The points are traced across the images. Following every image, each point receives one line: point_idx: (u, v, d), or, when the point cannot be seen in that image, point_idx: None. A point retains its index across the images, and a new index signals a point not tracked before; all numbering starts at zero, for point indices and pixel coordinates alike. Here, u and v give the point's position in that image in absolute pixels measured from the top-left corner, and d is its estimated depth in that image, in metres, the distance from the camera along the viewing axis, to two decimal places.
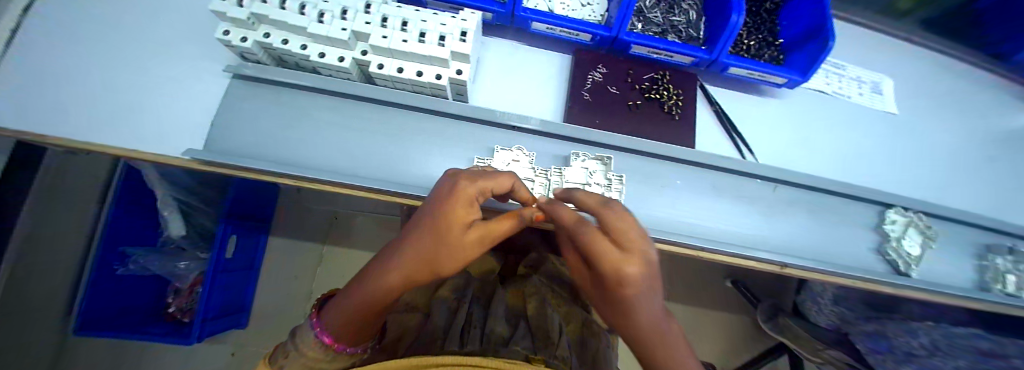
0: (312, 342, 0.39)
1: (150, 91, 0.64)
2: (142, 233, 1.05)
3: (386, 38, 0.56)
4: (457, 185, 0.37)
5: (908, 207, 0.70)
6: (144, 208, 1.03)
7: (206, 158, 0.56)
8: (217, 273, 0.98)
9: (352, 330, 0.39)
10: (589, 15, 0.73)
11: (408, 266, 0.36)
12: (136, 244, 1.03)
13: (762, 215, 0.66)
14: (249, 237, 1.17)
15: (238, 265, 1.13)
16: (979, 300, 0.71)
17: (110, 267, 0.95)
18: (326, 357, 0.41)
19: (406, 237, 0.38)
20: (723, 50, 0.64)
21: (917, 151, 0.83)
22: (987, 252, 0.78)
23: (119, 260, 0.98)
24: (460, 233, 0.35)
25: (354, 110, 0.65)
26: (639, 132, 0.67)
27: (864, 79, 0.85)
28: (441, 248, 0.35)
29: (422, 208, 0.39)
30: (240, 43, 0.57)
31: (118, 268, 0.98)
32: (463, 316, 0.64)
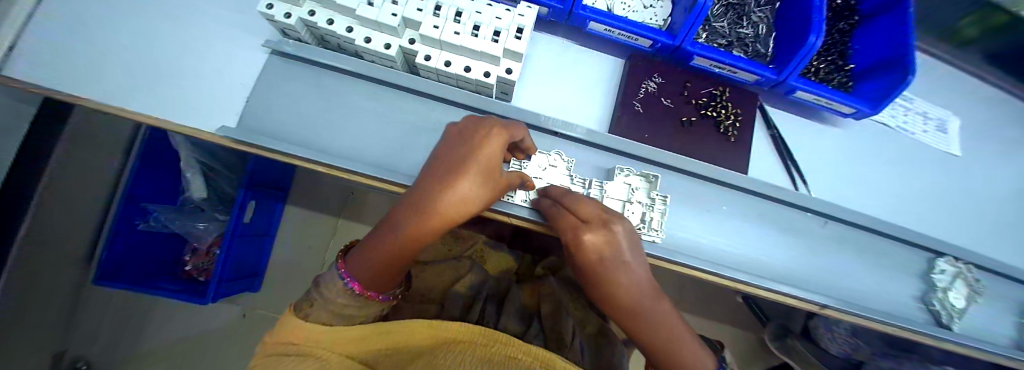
0: (340, 288, 0.43)
1: (188, 59, 0.62)
2: (160, 192, 1.06)
3: (438, 28, 0.53)
4: (490, 131, 0.42)
5: (959, 257, 0.66)
6: (162, 169, 1.05)
7: (238, 137, 0.55)
8: (235, 239, 1.00)
9: (381, 277, 0.44)
10: (650, 18, 0.68)
11: (449, 206, 0.39)
12: (156, 201, 1.04)
13: (808, 252, 0.63)
14: (267, 204, 1.17)
15: (254, 231, 1.13)
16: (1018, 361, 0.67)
17: (130, 222, 0.98)
18: (353, 303, 0.44)
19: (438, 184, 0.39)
20: (791, 72, 0.59)
21: (975, 196, 0.78)
22: None
23: (139, 215, 1.00)
24: (495, 165, 0.41)
25: (391, 99, 0.63)
26: (689, 152, 0.63)
27: (929, 115, 0.79)
28: (480, 187, 0.40)
29: (456, 152, 0.41)
30: (283, 18, 0.54)
31: (139, 223, 1.00)
32: (478, 312, 0.64)
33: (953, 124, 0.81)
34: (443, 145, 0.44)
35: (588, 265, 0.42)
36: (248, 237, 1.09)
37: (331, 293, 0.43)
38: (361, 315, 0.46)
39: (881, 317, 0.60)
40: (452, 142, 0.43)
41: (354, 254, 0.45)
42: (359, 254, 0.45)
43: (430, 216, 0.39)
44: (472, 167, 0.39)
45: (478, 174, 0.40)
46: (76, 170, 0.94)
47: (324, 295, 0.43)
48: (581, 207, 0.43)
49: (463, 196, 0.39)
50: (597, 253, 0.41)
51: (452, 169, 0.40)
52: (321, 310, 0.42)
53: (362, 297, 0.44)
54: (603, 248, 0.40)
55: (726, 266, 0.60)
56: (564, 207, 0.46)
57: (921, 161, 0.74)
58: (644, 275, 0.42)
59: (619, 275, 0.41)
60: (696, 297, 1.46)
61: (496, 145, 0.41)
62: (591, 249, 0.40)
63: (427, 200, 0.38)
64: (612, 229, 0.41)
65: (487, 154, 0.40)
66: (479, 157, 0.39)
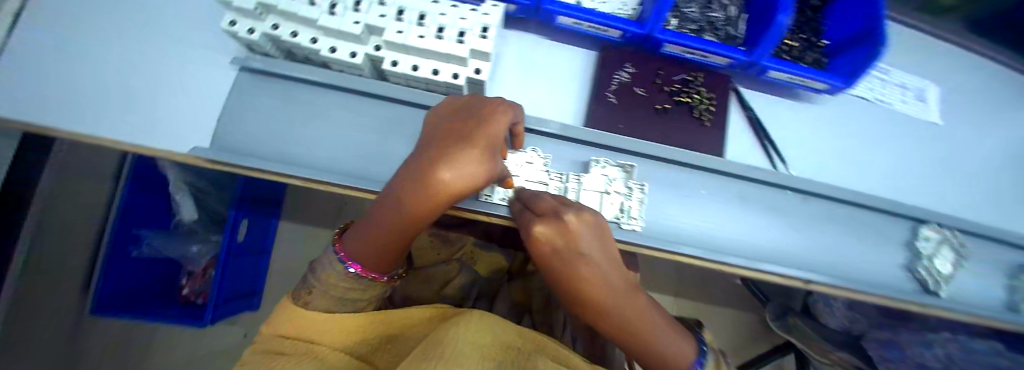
0: (340, 272, 0.42)
1: (159, 81, 0.62)
2: (153, 216, 1.04)
3: (402, 33, 0.53)
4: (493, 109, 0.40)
5: (943, 224, 0.66)
6: (154, 192, 1.03)
7: (211, 158, 0.54)
8: (230, 257, 0.99)
9: (379, 257, 0.42)
10: (619, 8, 0.67)
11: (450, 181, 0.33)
12: (149, 226, 1.03)
13: (791, 229, 0.63)
14: (261, 222, 1.17)
15: (250, 248, 1.13)
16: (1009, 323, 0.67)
17: (123, 250, 0.97)
18: (357, 285, 0.43)
19: (438, 157, 0.35)
20: (762, 52, 0.59)
21: (958, 162, 0.78)
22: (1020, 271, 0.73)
23: (132, 244, 0.99)
24: (495, 139, 0.39)
25: (364, 108, 0.62)
26: (666, 139, 0.63)
27: (908, 86, 0.78)
28: (484, 161, 0.36)
29: (457, 126, 0.39)
30: (246, 35, 0.53)
31: (133, 251, 0.99)
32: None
33: (931, 92, 0.81)
34: (447, 115, 0.42)
35: (540, 255, 0.41)
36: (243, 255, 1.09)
37: (329, 276, 0.42)
38: (365, 296, 0.46)
39: (867, 288, 0.61)
40: (454, 115, 0.41)
41: (352, 235, 0.43)
42: (357, 233, 0.42)
43: (429, 192, 0.34)
44: (478, 137, 0.36)
45: (482, 147, 0.36)
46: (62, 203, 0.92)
47: (322, 281, 0.42)
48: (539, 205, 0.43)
49: (464, 169, 0.34)
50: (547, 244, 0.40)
51: (456, 141, 0.36)
52: (320, 296, 0.42)
53: (364, 278, 0.43)
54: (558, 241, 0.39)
55: (709, 249, 0.60)
56: (528, 206, 0.46)
57: (902, 131, 0.74)
58: (614, 273, 0.41)
59: (581, 269, 0.39)
60: (694, 282, 1.45)
61: (499, 123, 0.40)
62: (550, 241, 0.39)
63: (425, 173, 0.34)
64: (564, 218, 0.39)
65: (489, 128, 0.38)
66: (484, 128, 0.37)
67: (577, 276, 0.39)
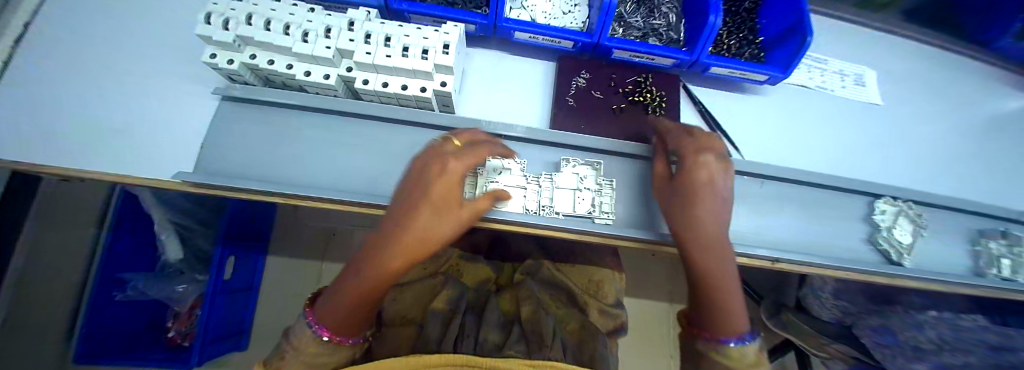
0: (310, 338, 0.38)
1: (144, 113, 0.65)
2: (137, 258, 1.02)
3: (369, 54, 0.57)
4: (445, 164, 0.42)
5: (896, 196, 0.70)
6: (139, 233, 1.01)
7: (193, 180, 0.56)
8: (217, 295, 0.98)
9: (354, 321, 0.39)
10: (571, 22, 0.74)
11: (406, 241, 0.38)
12: (134, 269, 1.00)
13: (753, 211, 0.66)
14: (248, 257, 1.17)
15: (239, 287, 1.12)
16: (977, 288, 0.70)
17: (107, 294, 0.93)
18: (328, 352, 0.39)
19: (398, 221, 0.39)
20: (701, 51, 0.65)
21: (905, 140, 0.83)
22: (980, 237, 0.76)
23: (117, 287, 0.95)
24: (451, 193, 0.41)
25: (338, 125, 0.66)
26: (625, 136, 0.68)
27: (845, 73, 0.85)
28: (437, 218, 0.40)
29: (414, 187, 0.42)
30: (226, 65, 0.58)
31: (116, 295, 0.95)
32: (457, 324, 0.60)
33: (871, 77, 0.87)
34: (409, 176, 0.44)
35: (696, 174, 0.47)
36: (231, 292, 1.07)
37: (302, 342, 0.38)
38: (333, 359, 0.40)
39: (830, 262, 0.63)
40: (414, 176, 0.43)
41: (323, 302, 0.38)
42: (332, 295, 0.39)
43: (394, 249, 0.38)
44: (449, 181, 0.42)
45: (435, 206, 0.40)
46: (50, 250, 0.88)
47: (295, 346, 0.38)
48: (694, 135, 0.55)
49: (423, 229, 0.39)
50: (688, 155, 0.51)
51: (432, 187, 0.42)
52: (294, 360, 0.37)
53: (334, 345, 0.39)
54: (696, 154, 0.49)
55: None
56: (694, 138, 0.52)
57: (846, 114, 0.79)
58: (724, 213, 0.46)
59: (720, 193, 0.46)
60: None
61: (451, 177, 0.42)
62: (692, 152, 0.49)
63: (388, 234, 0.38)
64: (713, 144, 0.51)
65: (441, 186, 0.41)
66: (437, 188, 0.41)
67: (712, 194, 0.46)
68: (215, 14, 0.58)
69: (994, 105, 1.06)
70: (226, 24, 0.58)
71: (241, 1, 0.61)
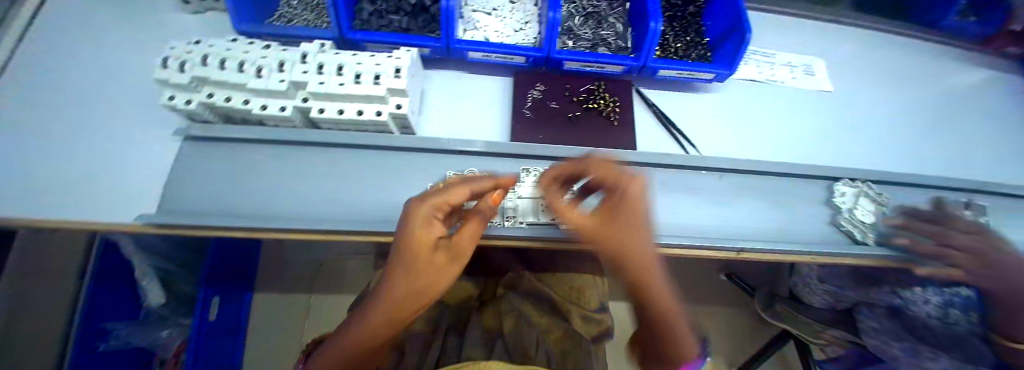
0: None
1: (110, 158, 0.65)
2: (124, 307, 0.90)
3: (323, 84, 0.59)
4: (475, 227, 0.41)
5: (854, 177, 0.72)
6: (121, 279, 0.89)
7: (158, 220, 0.55)
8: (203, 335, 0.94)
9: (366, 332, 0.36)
10: (523, 39, 0.77)
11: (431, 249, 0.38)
12: (120, 319, 0.88)
13: (714, 204, 0.67)
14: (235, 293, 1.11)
15: (225, 327, 1.05)
16: None
17: (89, 349, 0.81)
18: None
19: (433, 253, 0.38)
20: (647, 55, 0.68)
21: (859, 123, 0.86)
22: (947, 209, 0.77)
23: (99, 339, 0.83)
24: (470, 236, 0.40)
25: (296, 154, 0.65)
26: (582, 142, 0.69)
27: (794, 64, 0.88)
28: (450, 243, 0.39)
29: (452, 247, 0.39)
30: (184, 106, 0.59)
31: (100, 347, 0.83)
32: (440, 345, 0.66)
33: (819, 65, 0.91)
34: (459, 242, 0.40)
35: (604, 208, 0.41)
36: (218, 332, 1.01)
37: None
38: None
39: (798, 247, 0.63)
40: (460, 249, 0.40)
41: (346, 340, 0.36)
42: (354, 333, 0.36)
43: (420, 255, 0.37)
44: (405, 243, 0.36)
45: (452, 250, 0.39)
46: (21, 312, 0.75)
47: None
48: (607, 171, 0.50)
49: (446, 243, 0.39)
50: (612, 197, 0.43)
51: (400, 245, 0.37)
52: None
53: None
54: (627, 195, 0.41)
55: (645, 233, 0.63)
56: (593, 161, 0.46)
57: (799, 103, 0.82)
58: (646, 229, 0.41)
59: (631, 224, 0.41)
60: (681, 282, 1.39)
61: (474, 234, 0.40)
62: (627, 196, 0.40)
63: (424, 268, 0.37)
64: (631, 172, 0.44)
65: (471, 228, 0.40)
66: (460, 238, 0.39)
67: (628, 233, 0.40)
68: (173, 57, 0.60)
69: (945, 81, 1.10)
70: (182, 66, 0.59)
71: (198, 44, 0.63)
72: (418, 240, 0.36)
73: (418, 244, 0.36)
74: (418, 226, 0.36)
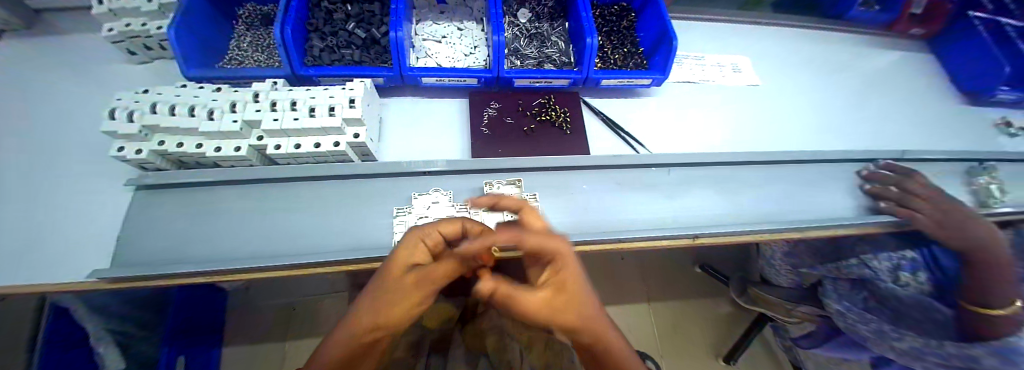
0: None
1: (57, 217, 0.62)
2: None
3: (277, 120, 0.60)
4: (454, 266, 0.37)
5: (788, 159, 0.79)
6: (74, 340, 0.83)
7: (112, 274, 0.53)
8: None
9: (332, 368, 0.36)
10: (473, 62, 0.82)
11: (398, 281, 0.36)
12: None
13: (666, 197, 0.71)
14: (198, 350, 1.04)
15: None
16: (890, 226, 0.76)
17: None
18: None
19: (394, 285, 0.36)
20: (588, 68, 0.74)
21: (787, 111, 0.95)
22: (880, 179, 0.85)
23: None
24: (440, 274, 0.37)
25: (257, 193, 0.65)
26: (538, 151, 0.73)
27: (724, 64, 0.97)
28: (417, 277, 0.36)
29: (422, 288, 0.36)
30: (134, 156, 0.59)
31: None
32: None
33: (746, 62, 1.01)
34: (434, 278, 0.37)
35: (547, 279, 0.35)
36: None
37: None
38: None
39: (749, 228, 0.68)
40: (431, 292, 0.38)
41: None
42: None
43: (388, 283, 0.36)
44: (385, 263, 0.38)
45: (421, 289, 0.36)
46: None
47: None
48: (528, 218, 0.41)
49: (414, 279, 0.36)
50: (547, 267, 0.35)
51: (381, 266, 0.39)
52: None
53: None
54: (563, 264, 0.34)
55: (605, 231, 0.66)
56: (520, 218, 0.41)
57: (733, 99, 0.90)
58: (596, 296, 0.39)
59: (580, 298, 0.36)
60: (660, 278, 1.44)
61: (447, 271, 0.37)
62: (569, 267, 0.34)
63: (384, 303, 0.35)
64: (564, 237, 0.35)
65: (446, 269, 0.37)
66: (431, 272, 0.36)
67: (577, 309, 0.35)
68: (119, 108, 0.60)
69: (859, 65, 1.24)
70: (130, 116, 0.59)
71: (147, 93, 0.63)
72: (398, 262, 0.38)
73: (395, 265, 0.38)
74: (405, 250, 0.39)
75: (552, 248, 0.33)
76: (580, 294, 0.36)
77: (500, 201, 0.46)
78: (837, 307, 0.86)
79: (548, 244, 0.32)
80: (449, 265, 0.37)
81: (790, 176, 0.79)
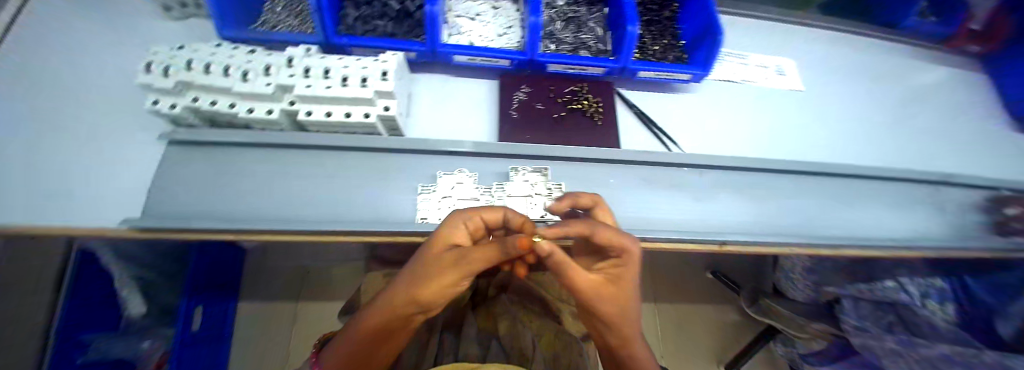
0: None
1: (92, 163, 0.63)
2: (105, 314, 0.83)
3: (310, 87, 0.60)
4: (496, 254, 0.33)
5: (827, 171, 0.76)
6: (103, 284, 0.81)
7: (146, 225, 0.54)
8: (186, 347, 0.89)
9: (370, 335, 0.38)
10: (506, 42, 0.80)
11: (440, 261, 0.35)
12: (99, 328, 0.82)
13: (695, 199, 0.69)
14: (217, 303, 1.07)
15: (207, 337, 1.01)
16: (929, 250, 0.73)
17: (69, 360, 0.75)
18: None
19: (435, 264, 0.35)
20: (627, 58, 0.71)
21: (829, 121, 0.90)
22: (920, 201, 0.81)
23: (77, 351, 0.77)
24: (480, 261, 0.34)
25: (285, 158, 0.65)
26: (567, 141, 0.71)
27: (768, 65, 0.92)
28: (457, 259, 0.34)
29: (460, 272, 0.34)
30: (169, 110, 0.59)
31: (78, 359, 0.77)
32: (436, 344, 0.69)
33: (791, 66, 0.95)
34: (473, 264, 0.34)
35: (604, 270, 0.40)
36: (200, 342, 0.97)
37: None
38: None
39: (779, 238, 0.66)
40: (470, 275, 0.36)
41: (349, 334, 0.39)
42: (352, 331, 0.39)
43: (430, 261, 0.36)
44: (428, 240, 0.38)
45: (460, 271, 0.35)
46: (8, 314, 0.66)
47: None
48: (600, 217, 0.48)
49: (454, 261, 0.35)
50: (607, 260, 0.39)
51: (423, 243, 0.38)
52: None
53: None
54: (623, 261, 0.38)
55: (630, 228, 0.65)
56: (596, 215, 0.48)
57: (772, 103, 0.86)
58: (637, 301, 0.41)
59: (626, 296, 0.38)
60: (669, 279, 1.44)
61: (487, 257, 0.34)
62: (631, 265, 0.37)
63: (424, 281, 0.35)
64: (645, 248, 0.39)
65: (484, 255, 0.33)
66: (471, 257, 0.33)
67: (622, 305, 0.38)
68: (156, 62, 0.60)
69: (910, 79, 1.17)
70: (167, 71, 0.59)
71: (182, 49, 0.63)
72: (440, 241, 0.38)
73: (438, 243, 0.38)
74: (447, 230, 0.39)
75: (618, 242, 0.37)
76: (626, 294, 0.38)
77: (576, 199, 0.49)
78: (851, 324, 0.87)
79: (616, 239, 0.36)
80: (490, 250, 0.33)
81: (826, 190, 0.76)
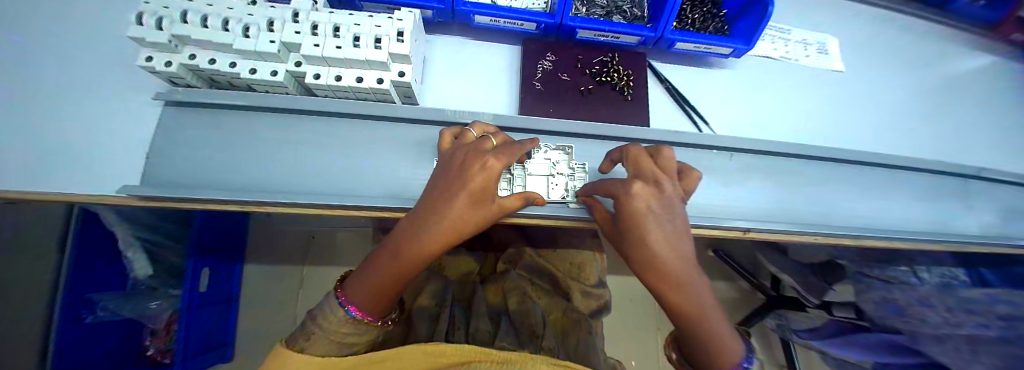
0: (340, 316, 0.42)
1: (84, 122, 0.59)
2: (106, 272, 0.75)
3: (319, 46, 0.54)
4: (519, 201, 0.48)
5: (862, 159, 0.72)
6: (101, 241, 0.72)
7: (148, 194, 0.51)
8: (195, 309, 0.90)
9: (406, 268, 0.43)
10: (532, 4, 0.73)
11: (484, 199, 0.44)
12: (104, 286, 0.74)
13: (722, 185, 0.66)
14: (225, 265, 1.05)
15: (214, 298, 1.00)
16: (954, 243, 0.71)
17: (76, 318, 0.68)
18: (356, 329, 0.43)
19: (479, 202, 0.44)
20: (665, 26, 0.65)
21: (865, 106, 0.85)
22: (951, 194, 0.79)
23: (86, 308, 0.70)
24: (510, 204, 0.47)
25: (291, 124, 0.61)
26: (593, 116, 0.67)
27: (809, 41, 0.86)
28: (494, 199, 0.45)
29: (494, 211, 0.46)
30: (164, 68, 0.54)
31: (88, 317, 0.70)
32: (446, 320, 0.62)
33: (833, 44, 0.89)
34: (503, 207, 0.47)
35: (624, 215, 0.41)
36: (208, 303, 0.97)
37: (329, 323, 0.41)
38: (364, 339, 0.45)
39: (807, 229, 0.63)
40: (494, 215, 0.47)
41: (382, 267, 0.43)
42: (386, 262, 0.43)
43: (475, 198, 0.43)
44: (470, 177, 0.42)
45: (493, 210, 0.46)
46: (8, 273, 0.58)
47: (322, 326, 0.41)
48: (640, 159, 0.45)
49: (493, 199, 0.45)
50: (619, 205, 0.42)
51: (438, 190, 0.44)
52: (320, 340, 0.41)
53: (362, 323, 0.43)
54: (634, 198, 0.39)
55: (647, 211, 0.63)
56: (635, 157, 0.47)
57: (808, 84, 0.81)
58: (682, 241, 0.37)
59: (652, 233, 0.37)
60: None
61: (512, 202, 0.48)
62: (638, 198, 0.39)
63: (469, 214, 0.43)
64: (664, 187, 0.41)
65: (514, 202, 0.48)
66: (507, 201, 0.47)
67: (651, 243, 0.37)
68: (146, 13, 0.53)
69: (951, 66, 1.10)
70: (159, 23, 0.53)
71: None
72: (482, 180, 0.42)
73: (479, 180, 0.42)
74: (488, 172, 0.42)
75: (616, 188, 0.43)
76: (649, 228, 0.37)
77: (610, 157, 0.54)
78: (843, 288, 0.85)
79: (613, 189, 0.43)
80: (517, 200, 0.48)
81: (856, 178, 0.73)
